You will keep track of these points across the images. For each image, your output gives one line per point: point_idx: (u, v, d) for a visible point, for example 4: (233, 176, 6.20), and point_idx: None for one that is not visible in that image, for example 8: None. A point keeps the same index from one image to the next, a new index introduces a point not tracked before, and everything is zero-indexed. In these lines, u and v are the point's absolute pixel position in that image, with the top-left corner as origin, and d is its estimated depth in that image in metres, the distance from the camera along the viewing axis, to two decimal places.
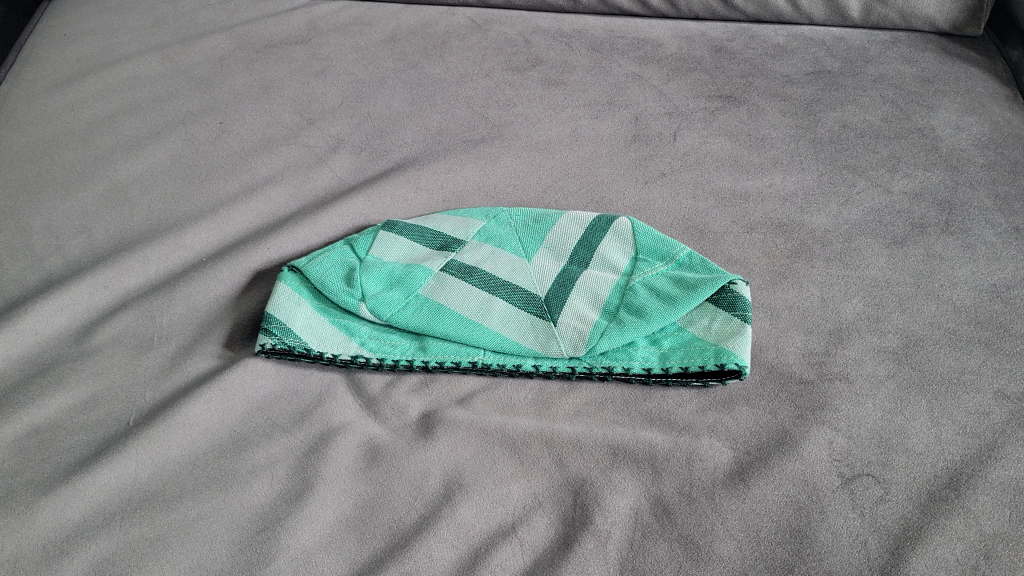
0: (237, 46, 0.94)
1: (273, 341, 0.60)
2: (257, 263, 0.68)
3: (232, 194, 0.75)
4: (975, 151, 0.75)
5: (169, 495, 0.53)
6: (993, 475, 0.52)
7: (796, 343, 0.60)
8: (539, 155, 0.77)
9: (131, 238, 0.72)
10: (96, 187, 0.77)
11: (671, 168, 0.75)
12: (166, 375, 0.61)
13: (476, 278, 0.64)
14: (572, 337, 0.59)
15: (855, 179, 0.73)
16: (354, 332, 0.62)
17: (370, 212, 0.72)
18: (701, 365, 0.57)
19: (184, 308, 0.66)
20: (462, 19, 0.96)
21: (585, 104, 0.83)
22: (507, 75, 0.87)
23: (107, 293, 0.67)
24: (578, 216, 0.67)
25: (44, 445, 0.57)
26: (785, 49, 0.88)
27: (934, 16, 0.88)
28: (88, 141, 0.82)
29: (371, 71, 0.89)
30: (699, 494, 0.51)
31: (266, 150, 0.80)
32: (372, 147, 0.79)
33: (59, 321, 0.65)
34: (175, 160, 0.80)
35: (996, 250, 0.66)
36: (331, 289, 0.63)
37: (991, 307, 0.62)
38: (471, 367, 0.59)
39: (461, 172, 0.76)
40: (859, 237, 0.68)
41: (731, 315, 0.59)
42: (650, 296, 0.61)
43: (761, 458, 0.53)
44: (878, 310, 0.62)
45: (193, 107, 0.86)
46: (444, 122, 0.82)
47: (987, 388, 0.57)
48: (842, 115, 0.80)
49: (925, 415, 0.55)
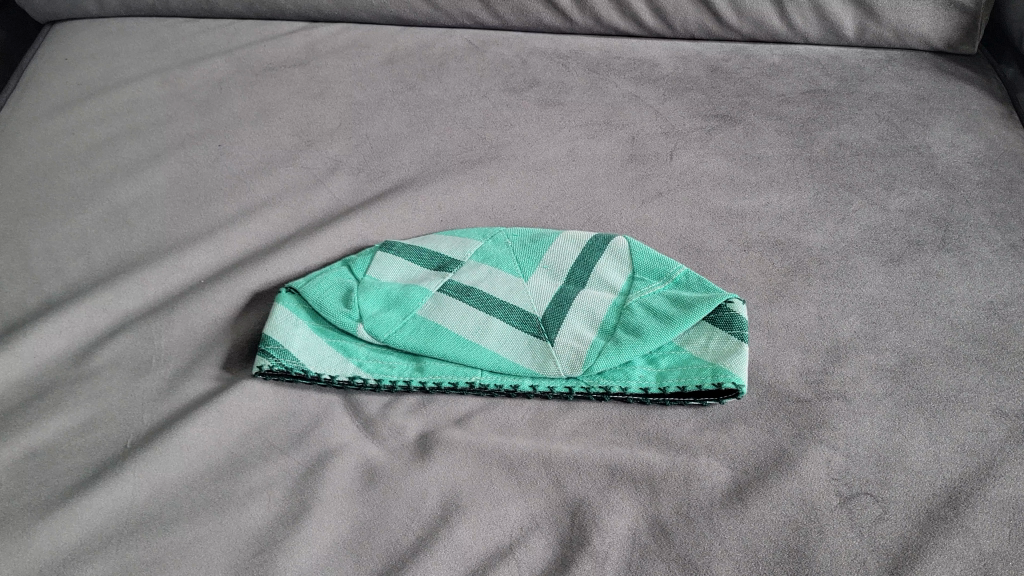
0: (236, 69, 0.94)
1: (270, 362, 0.60)
2: (256, 284, 0.69)
3: (230, 215, 0.76)
4: (971, 168, 0.76)
5: (167, 515, 0.53)
6: (992, 493, 0.52)
7: (794, 362, 0.60)
8: (536, 176, 0.77)
9: (128, 261, 0.72)
10: (96, 210, 0.77)
11: (668, 188, 0.75)
12: (164, 397, 0.61)
13: (473, 299, 0.64)
14: (570, 357, 0.59)
15: (851, 198, 0.73)
16: (351, 353, 0.62)
17: (368, 233, 0.72)
18: (698, 385, 0.57)
19: (182, 330, 0.66)
20: (460, 40, 0.97)
21: (581, 125, 0.83)
22: (504, 96, 0.87)
23: (106, 315, 0.67)
24: (575, 236, 0.68)
25: (41, 469, 0.57)
26: (781, 69, 0.89)
27: (929, 35, 0.88)
28: (88, 165, 0.83)
29: (369, 93, 0.89)
30: (697, 513, 0.51)
31: (265, 172, 0.80)
32: (370, 168, 0.80)
33: (58, 343, 0.65)
34: (174, 182, 0.80)
35: (993, 267, 0.67)
36: (328, 310, 0.63)
37: (989, 324, 0.62)
38: (469, 388, 0.59)
39: (458, 193, 0.76)
40: (856, 254, 0.68)
41: (727, 334, 0.59)
42: (647, 315, 0.61)
43: (758, 478, 0.53)
44: (875, 329, 0.62)
45: (192, 129, 0.86)
46: (442, 143, 0.82)
47: (984, 406, 0.57)
48: (837, 133, 0.80)
49: (923, 433, 0.55)
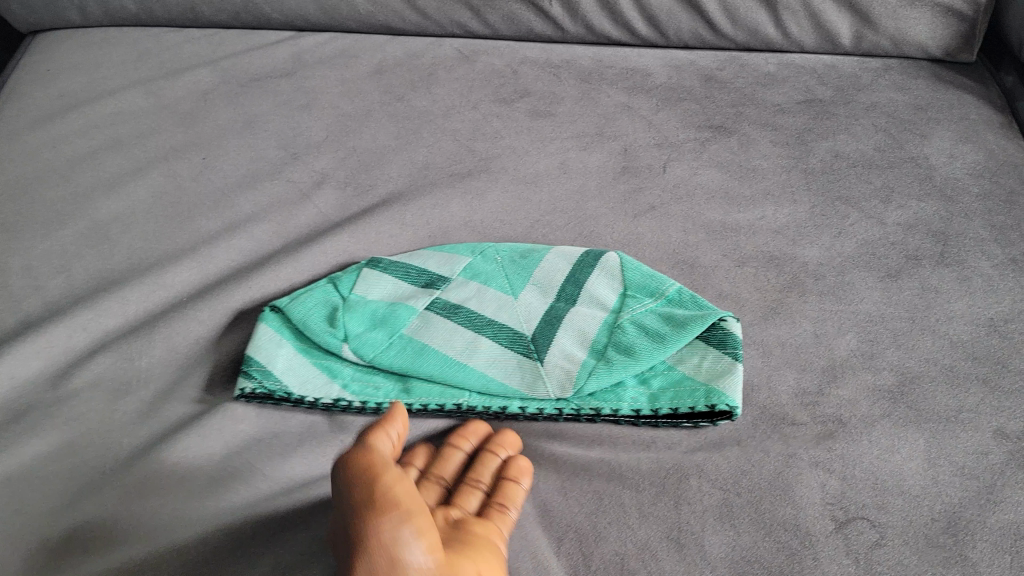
0: (221, 80, 0.93)
1: (253, 384, 0.59)
2: (240, 303, 0.67)
3: (213, 231, 0.74)
4: (970, 180, 0.74)
5: (144, 537, 0.52)
6: (992, 520, 0.50)
7: (789, 382, 0.59)
8: (526, 188, 0.76)
9: (108, 279, 0.71)
10: (76, 226, 0.76)
11: (661, 202, 0.73)
12: (143, 420, 0.60)
13: (461, 318, 0.63)
14: (560, 377, 0.58)
15: (847, 211, 0.72)
16: (336, 374, 0.61)
17: (355, 249, 0.71)
18: (691, 407, 0.56)
19: (163, 350, 0.64)
20: (449, 49, 0.95)
21: (572, 136, 0.81)
22: (494, 107, 0.86)
23: (85, 334, 0.66)
24: (566, 253, 0.66)
25: (16, 496, 0.55)
26: (775, 78, 0.87)
27: (927, 44, 0.86)
28: (69, 180, 0.81)
29: (357, 104, 0.88)
30: (688, 540, 0.50)
31: (250, 186, 0.79)
32: (357, 182, 0.78)
33: (35, 365, 0.64)
34: (157, 197, 0.78)
35: (993, 282, 0.65)
36: (313, 330, 0.62)
37: (989, 342, 0.61)
38: (456, 410, 0.58)
39: (447, 207, 0.74)
40: (853, 270, 0.67)
41: (720, 353, 0.58)
42: (639, 334, 0.60)
43: (752, 502, 0.52)
44: (873, 347, 0.61)
45: (176, 142, 0.85)
46: (431, 155, 0.81)
47: (985, 427, 0.55)
48: (833, 144, 0.79)
49: (922, 456, 0.54)
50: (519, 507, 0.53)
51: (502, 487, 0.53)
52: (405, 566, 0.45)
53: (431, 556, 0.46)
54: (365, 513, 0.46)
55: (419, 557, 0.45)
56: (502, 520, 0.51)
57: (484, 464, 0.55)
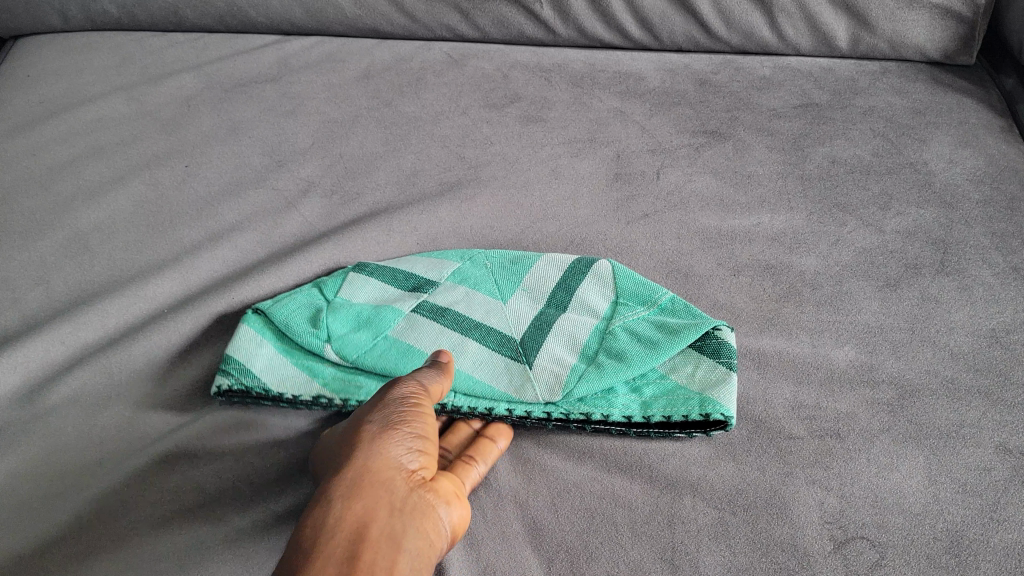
0: (205, 86, 0.91)
1: (229, 382, 0.57)
2: (222, 313, 0.65)
3: (196, 241, 0.73)
4: (970, 186, 0.73)
5: (115, 556, 0.50)
6: (996, 539, 0.48)
7: (785, 395, 0.57)
8: (517, 196, 0.74)
9: (87, 291, 0.69)
10: (54, 236, 0.74)
11: (654, 209, 0.72)
12: (119, 436, 0.58)
13: (449, 320, 0.61)
14: (549, 381, 0.56)
15: (845, 218, 0.70)
16: (316, 373, 0.58)
17: (341, 257, 0.69)
18: (684, 416, 0.54)
19: (142, 364, 0.62)
20: (439, 54, 0.93)
21: (564, 142, 0.80)
22: (484, 112, 0.84)
23: (61, 347, 0.64)
24: (556, 259, 0.65)
25: None
26: (771, 81, 0.86)
27: (926, 46, 0.85)
28: (49, 188, 0.79)
29: (345, 110, 0.86)
30: (681, 560, 0.48)
31: (234, 195, 0.77)
32: (344, 190, 0.76)
33: (9, 379, 0.62)
34: (138, 206, 0.77)
35: (994, 291, 0.64)
36: (294, 330, 0.60)
37: (991, 353, 0.59)
38: (440, 410, 0.56)
39: (436, 215, 0.72)
40: (850, 279, 0.65)
41: (714, 363, 0.56)
42: (631, 341, 0.58)
43: (747, 521, 0.50)
44: (872, 359, 0.59)
45: (158, 150, 0.83)
46: (419, 162, 0.79)
47: (987, 442, 0.54)
48: (830, 149, 0.77)
49: (923, 473, 0.52)
50: (488, 463, 0.53)
51: (477, 444, 0.54)
52: (397, 469, 0.49)
53: (424, 466, 0.50)
54: (392, 409, 0.50)
55: (413, 462, 0.49)
56: (465, 472, 0.52)
57: (454, 432, 0.56)
